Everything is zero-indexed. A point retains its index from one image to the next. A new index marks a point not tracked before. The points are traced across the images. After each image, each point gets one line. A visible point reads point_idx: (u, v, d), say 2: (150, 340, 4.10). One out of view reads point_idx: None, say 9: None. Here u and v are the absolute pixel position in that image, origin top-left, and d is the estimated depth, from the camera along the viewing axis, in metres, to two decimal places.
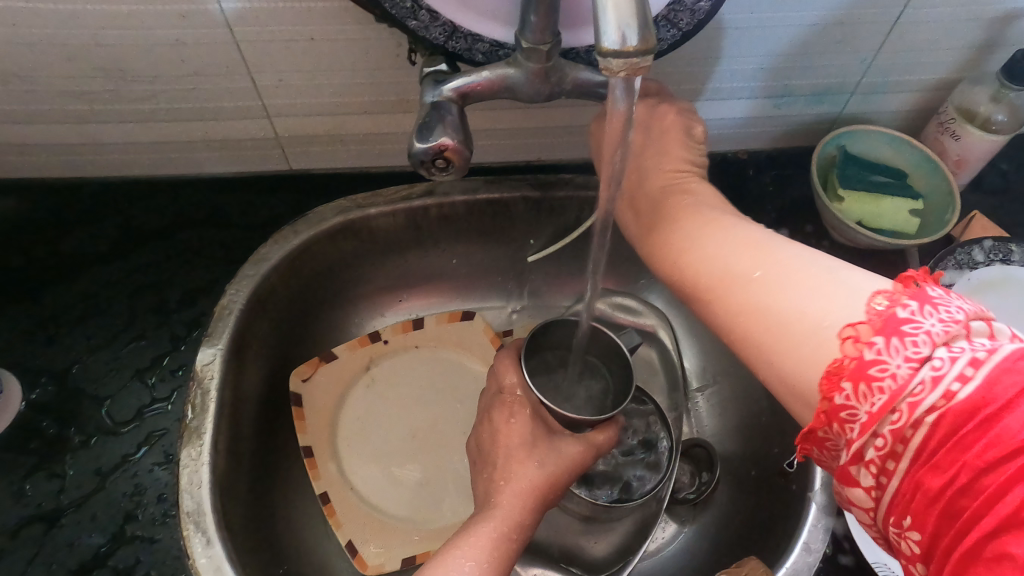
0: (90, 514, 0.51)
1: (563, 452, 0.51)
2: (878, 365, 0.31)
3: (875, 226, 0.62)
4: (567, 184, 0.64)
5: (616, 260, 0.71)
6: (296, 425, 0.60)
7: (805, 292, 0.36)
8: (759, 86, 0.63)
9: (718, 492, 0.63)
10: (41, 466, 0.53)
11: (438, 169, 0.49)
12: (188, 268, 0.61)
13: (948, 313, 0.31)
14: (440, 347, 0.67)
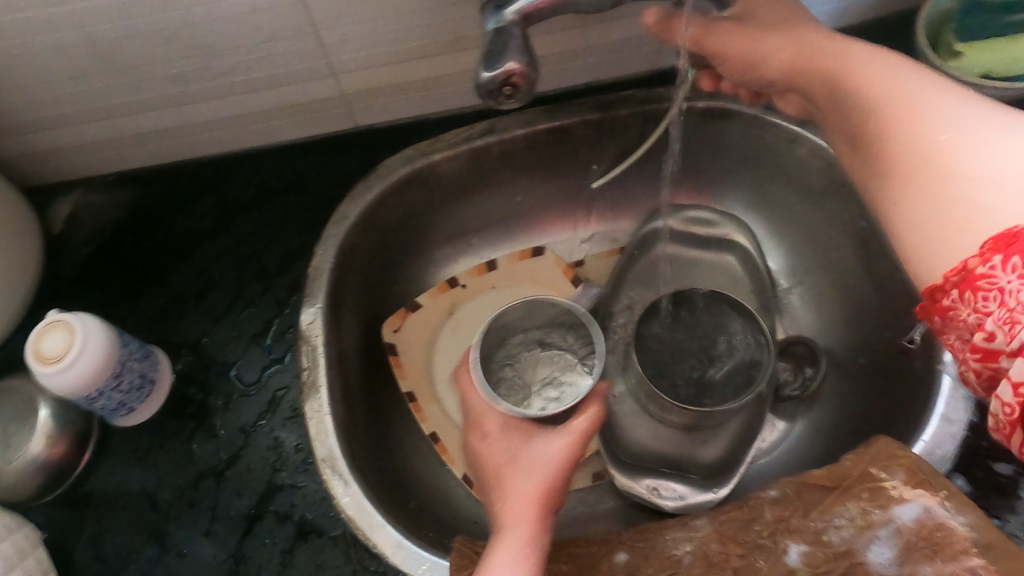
0: (245, 467, 0.57)
1: (545, 453, 0.48)
2: (989, 280, 0.33)
3: (1003, 72, 0.59)
4: (631, 103, 0.64)
5: (688, 171, 0.70)
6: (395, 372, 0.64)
7: (995, 155, 0.35)
8: None
9: (827, 386, 0.63)
10: (197, 429, 0.59)
11: (506, 98, 0.48)
12: (280, 234, 0.64)
13: None
14: (517, 282, 0.71)
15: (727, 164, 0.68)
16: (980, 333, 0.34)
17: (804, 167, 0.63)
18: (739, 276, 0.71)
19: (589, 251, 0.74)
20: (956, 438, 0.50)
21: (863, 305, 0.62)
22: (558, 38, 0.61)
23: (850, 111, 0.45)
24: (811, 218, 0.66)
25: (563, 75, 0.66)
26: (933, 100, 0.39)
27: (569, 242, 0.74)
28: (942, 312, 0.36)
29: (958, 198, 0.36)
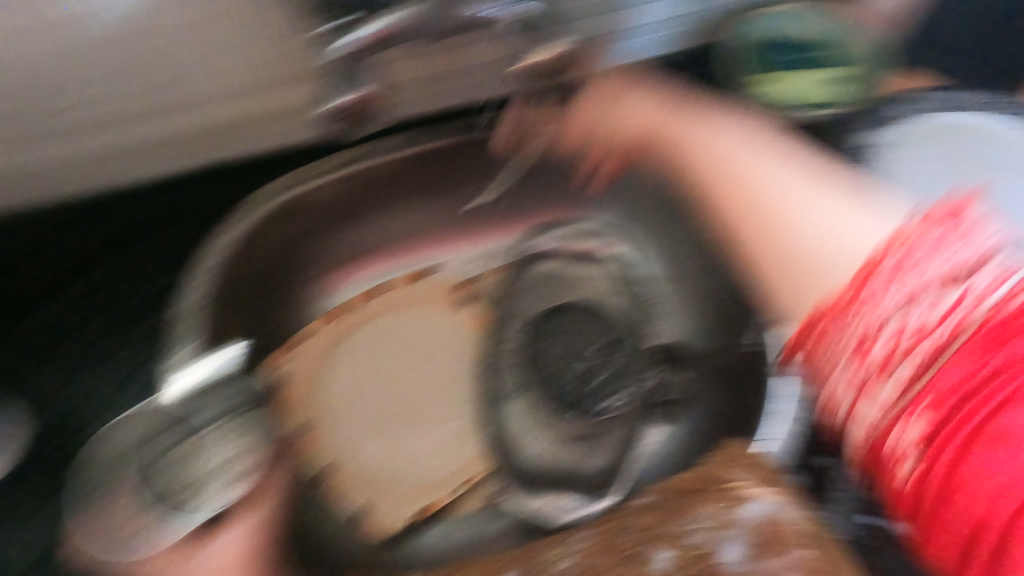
0: (96, 527, 0.47)
1: (215, 561, 0.48)
2: (898, 276, 0.46)
3: (806, 103, 0.59)
4: (518, 124, 0.60)
5: (565, 183, 0.68)
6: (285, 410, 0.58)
7: (816, 216, 0.55)
8: None
9: (696, 388, 0.64)
10: (22, 503, 0.47)
11: (348, 126, 0.54)
12: (126, 263, 0.50)
13: (955, 253, 0.45)
14: (402, 307, 0.67)
15: (604, 174, 0.68)
16: (854, 352, 0.47)
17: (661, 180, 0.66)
18: (618, 284, 0.70)
19: (474, 266, 0.69)
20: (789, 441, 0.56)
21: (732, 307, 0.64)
22: (427, 58, 0.55)
23: (697, 166, 0.63)
24: (675, 230, 0.68)
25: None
26: (715, 142, 0.60)
27: (455, 260, 0.69)
28: (819, 336, 0.51)
29: (800, 243, 0.55)
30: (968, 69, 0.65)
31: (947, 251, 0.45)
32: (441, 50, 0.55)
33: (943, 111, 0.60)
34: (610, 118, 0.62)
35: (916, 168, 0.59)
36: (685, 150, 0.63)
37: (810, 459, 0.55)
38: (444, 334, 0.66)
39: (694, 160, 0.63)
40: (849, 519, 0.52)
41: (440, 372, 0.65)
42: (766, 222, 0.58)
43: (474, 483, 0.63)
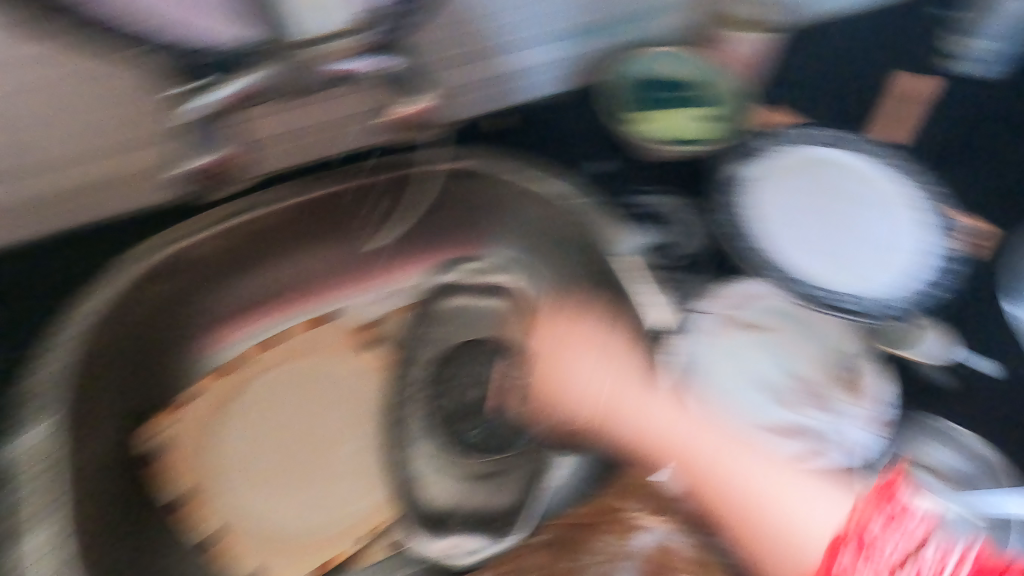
0: None
1: None
2: (864, 552, 0.45)
3: (680, 137, 0.68)
4: (394, 167, 0.63)
5: (456, 224, 0.70)
6: (164, 477, 0.56)
7: (797, 499, 0.52)
8: (547, 38, 0.72)
9: (595, 416, 0.63)
10: None
11: (217, 187, 0.58)
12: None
13: (908, 529, 0.46)
14: (299, 356, 0.65)
15: (489, 210, 0.69)
16: None
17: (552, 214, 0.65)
18: (510, 318, 0.70)
19: (378, 309, 0.69)
20: None
21: (619, 333, 0.63)
22: (275, 120, 0.63)
23: (622, 437, 0.59)
24: (563, 269, 0.69)
25: (311, 147, 0.66)
26: (651, 418, 0.58)
27: (356, 304, 0.69)
28: None
29: (763, 520, 0.51)
30: (817, 96, 0.72)
31: (899, 524, 0.46)
32: (287, 111, 0.63)
33: (818, 147, 0.67)
34: (567, 373, 0.64)
35: (791, 197, 0.66)
36: (610, 425, 0.60)
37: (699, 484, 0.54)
38: (344, 380, 0.65)
39: (597, 411, 0.61)
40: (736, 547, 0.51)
41: (338, 418, 0.64)
42: (696, 370, 0.60)
43: (382, 530, 0.60)
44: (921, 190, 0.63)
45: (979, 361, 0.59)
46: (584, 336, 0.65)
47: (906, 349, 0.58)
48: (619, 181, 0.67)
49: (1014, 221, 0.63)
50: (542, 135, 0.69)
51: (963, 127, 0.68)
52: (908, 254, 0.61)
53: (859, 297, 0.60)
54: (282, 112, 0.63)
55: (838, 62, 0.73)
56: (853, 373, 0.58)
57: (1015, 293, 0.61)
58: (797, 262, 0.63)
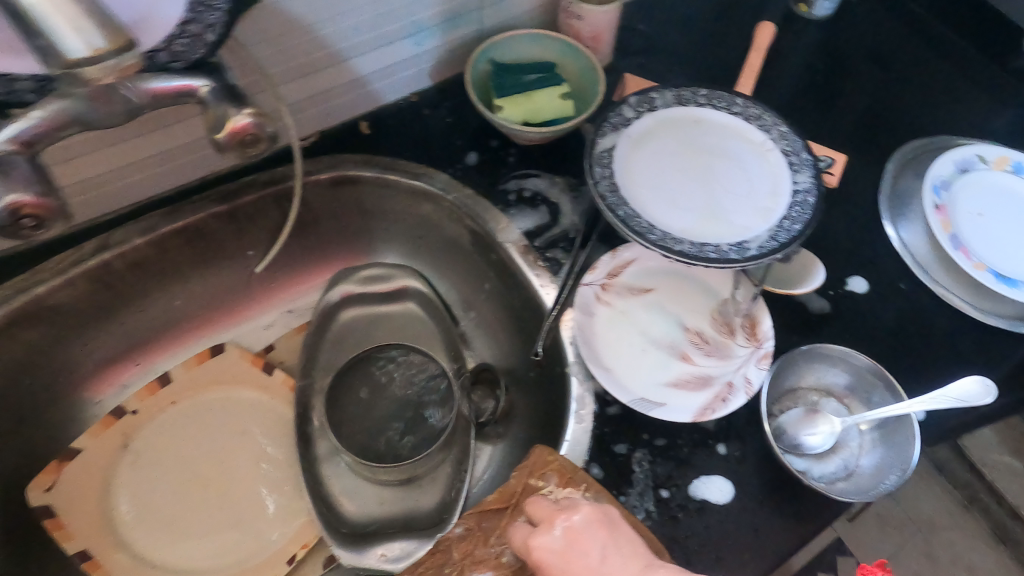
0: None
1: None
2: None
3: (537, 122, 0.63)
4: (263, 185, 0.61)
5: (349, 236, 0.69)
6: (58, 537, 0.57)
7: None
8: (390, 31, 0.59)
9: (515, 401, 0.65)
10: None
11: (32, 232, 0.40)
12: None
13: None
14: (199, 392, 0.65)
15: (372, 215, 0.67)
16: None
17: (433, 215, 0.66)
18: (424, 320, 0.71)
19: (272, 334, 0.69)
20: (589, 432, 0.54)
21: (517, 316, 0.65)
22: (127, 147, 0.55)
23: None
24: (457, 264, 0.69)
25: (181, 170, 0.60)
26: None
27: (249, 331, 0.69)
28: None
29: None
30: (671, 66, 0.75)
31: None
32: (130, 140, 0.54)
33: (675, 106, 0.64)
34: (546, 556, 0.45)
35: (657, 160, 0.62)
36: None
37: (610, 447, 0.54)
38: (251, 410, 0.66)
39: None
40: (652, 499, 0.52)
41: (250, 448, 0.64)
42: (592, 344, 0.57)
43: (313, 545, 0.60)
44: (781, 135, 0.62)
45: (851, 282, 0.64)
46: (589, 527, 0.46)
47: (794, 286, 0.61)
48: (506, 164, 0.65)
49: (842, 160, 0.70)
50: (413, 132, 0.66)
51: (789, 92, 0.77)
52: (781, 198, 0.59)
53: (743, 243, 0.56)
54: (124, 141, 0.54)
55: (678, 30, 0.78)
56: (750, 315, 0.58)
57: (855, 228, 0.68)
58: (682, 223, 0.58)
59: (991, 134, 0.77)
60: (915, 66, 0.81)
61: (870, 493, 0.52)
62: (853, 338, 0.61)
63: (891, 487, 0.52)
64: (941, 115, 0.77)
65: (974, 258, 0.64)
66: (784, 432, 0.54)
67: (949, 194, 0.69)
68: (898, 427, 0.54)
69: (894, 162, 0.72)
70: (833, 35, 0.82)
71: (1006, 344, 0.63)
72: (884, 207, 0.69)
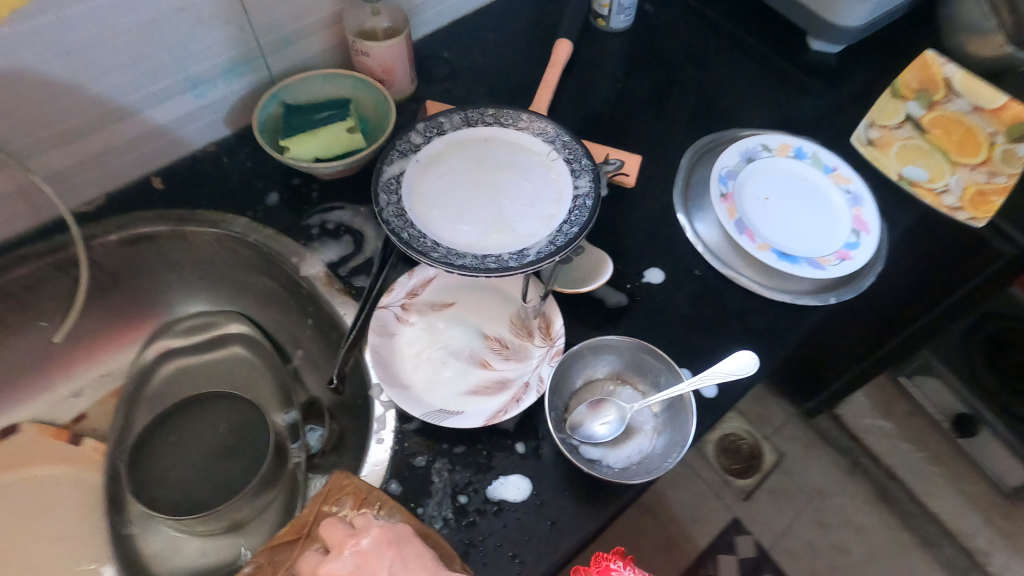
0: None
1: None
2: None
3: (330, 156, 0.65)
4: (42, 256, 0.61)
5: (156, 287, 0.69)
6: None
7: None
8: (160, 87, 0.60)
9: (338, 428, 0.65)
10: None
11: None
12: None
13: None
14: (7, 471, 0.68)
15: (178, 266, 0.68)
16: None
17: (241, 255, 0.66)
18: (253, 364, 0.72)
19: (84, 403, 0.70)
20: (389, 451, 0.56)
21: (330, 346, 0.66)
22: None
23: None
24: (278, 301, 0.69)
25: None
26: None
27: (57, 402, 0.69)
28: None
29: None
30: (481, 83, 0.76)
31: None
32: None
33: (464, 128, 0.65)
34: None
35: (447, 180, 0.63)
36: None
37: (409, 461, 0.55)
38: (66, 481, 0.68)
39: None
40: (450, 506, 0.53)
41: (57, 527, 0.66)
42: (392, 364, 0.58)
43: None
44: (565, 144, 0.63)
45: (648, 273, 0.63)
46: (378, 549, 0.46)
47: (584, 284, 0.61)
48: (309, 200, 0.67)
49: (646, 154, 0.70)
50: (209, 179, 0.67)
51: (611, 81, 0.75)
52: (563, 204, 0.61)
53: (524, 250, 0.58)
54: None
55: (489, 44, 0.79)
56: (542, 316, 0.60)
57: (658, 217, 0.65)
58: (467, 238, 0.60)
59: (810, 111, 0.75)
60: (744, 48, 0.80)
61: (654, 472, 0.51)
62: (651, 328, 0.60)
63: (672, 465, 0.51)
64: (768, 91, 0.76)
65: (759, 241, 0.63)
66: (574, 428, 0.54)
67: (736, 183, 0.66)
68: (680, 406, 0.54)
69: (698, 151, 0.69)
70: (657, 20, 0.81)
71: (792, 321, 0.61)
72: (678, 198, 0.67)
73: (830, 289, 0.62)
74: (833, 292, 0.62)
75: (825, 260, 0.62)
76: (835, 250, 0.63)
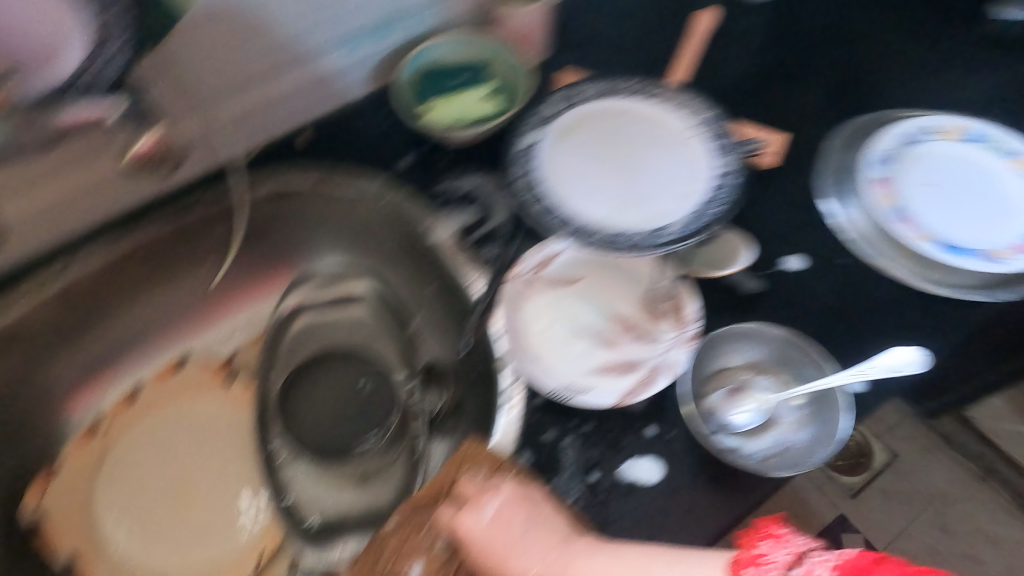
0: None
1: None
2: None
3: (470, 119, 0.65)
4: (206, 204, 0.64)
5: (294, 243, 0.72)
6: (50, 541, 0.62)
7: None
8: (319, 45, 0.62)
9: (456, 398, 0.66)
10: None
11: None
12: None
13: (789, 544, 0.35)
14: (162, 405, 0.69)
15: (314, 224, 0.70)
16: None
17: (373, 218, 0.68)
18: (375, 326, 0.74)
19: (233, 343, 0.72)
20: (519, 420, 0.55)
21: (453, 314, 0.66)
22: (80, 170, 0.56)
23: None
24: (406, 266, 0.70)
25: (134, 192, 0.61)
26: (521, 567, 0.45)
27: (213, 341, 0.72)
28: None
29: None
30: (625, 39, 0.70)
31: (780, 540, 0.36)
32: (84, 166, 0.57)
33: (601, 100, 0.63)
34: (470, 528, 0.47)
35: (582, 151, 0.60)
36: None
37: (538, 435, 0.56)
38: (213, 420, 0.70)
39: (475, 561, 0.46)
40: (581, 484, 0.53)
41: (210, 462, 0.68)
42: (518, 337, 0.59)
43: (277, 548, 0.65)
44: (711, 117, 0.60)
45: (787, 261, 0.59)
46: (512, 505, 0.47)
47: (723, 267, 0.58)
48: (439, 165, 0.67)
49: (801, 129, 0.65)
50: (348, 139, 0.68)
51: (760, 48, 0.70)
52: (702, 183, 0.57)
53: (660, 229, 0.55)
54: (74, 169, 0.56)
55: None
56: (677, 296, 0.57)
57: (802, 198, 0.61)
58: (597, 213, 0.57)
59: (982, 90, 0.68)
60: (910, 14, 0.73)
61: (801, 466, 0.50)
62: (795, 318, 0.56)
63: (820, 461, 0.50)
64: (937, 62, 0.69)
65: (920, 229, 0.59)
66: (711, 413, 0.53)
67: (895, 167, 0.62)
68: (828, 399, 0.52)
69: (856, 134, 0.64)
70: None
71: (956, 317, 0.56)
72: (826, 178, 0.62)
73: (1006, 284, 0.56)
74: (1008, 288, 0.56)
75: (998, 252, 0.58)
76: (1011, 242, 0.58)
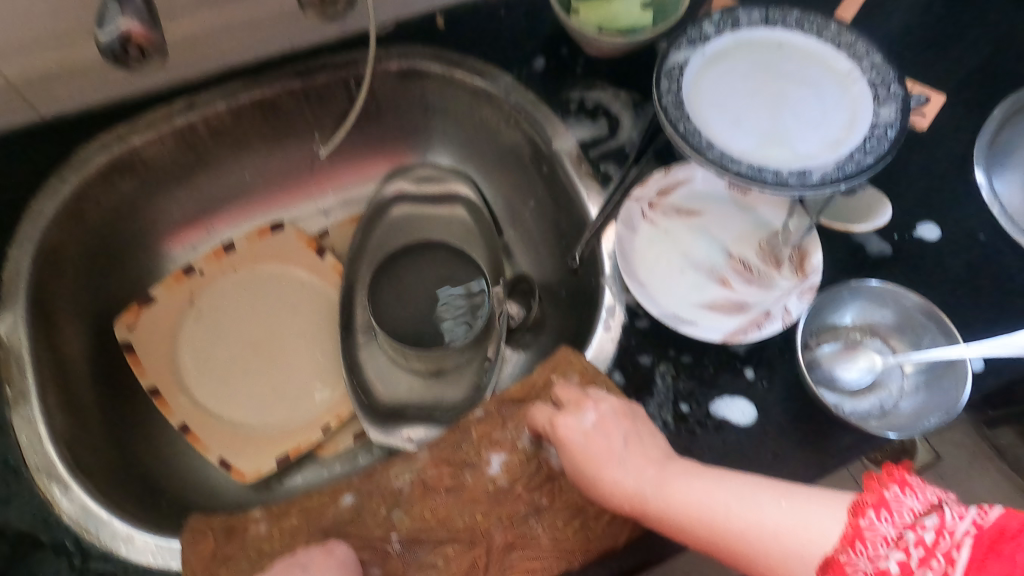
0: None
1: None
2: (870, 529, 0.34)
3: (614, 29, 0.62)
4: (331, 68, 0.64)
5: (401, 131, 0.72)
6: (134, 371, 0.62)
7: (779, 506, 0.36)
8: None
9: (545, 314, 0.67)
10: None
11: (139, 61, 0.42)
12: None
13: (925, 493, 0.34)
14: (256, 262, 0.70)
15: (429, 109, 0.70)
16: None
17: (490, 117, 0.67)
18: (471, 229, 0.73)
19: (330, 220, 0.75)
20: (616, 341, 0.55)
21: (559, 228, 0.66)
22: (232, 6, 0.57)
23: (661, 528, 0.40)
24: (515, 176, 0.70)
25: (265, 40, 0.62)
26: (613, 477, 0.42)
27: (306, 213, 0.74)
28: None
29: (750, 522, 0.36)
30: None
31: (916, 488, 0.35)
32: None
33: (759, 30, 0.59)
34: (568, 431, 0.45)
35: (730, 81, 0.57)
36: (596, 494, 0.44)
37: (634, 357, 0.54)
38: (302, 288, 0.71)
39: (569, 464, 0.45)
40: (670, 412, 0.52)
41: (296, 326, 0.70)
42: (630, 258, 0.56)
43: (346, 419, 0.66)
44: (873, 65, 0.56)
45: (921, 229, 0.58)
46: (614, 416, 0.45)
47: (851, 226, 0.57)
48: (573, 74, 0.65)
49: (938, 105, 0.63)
50: (482, 29, 0.67)
51: (910, 13, 0.68)
52: (854, 132, 0.53)
53: (805, 170, 0.52)
54: None
55: None
56: (802, 247, 0.56)
57: (938, 172, 0.60)
58: (741, 144, 0.54)
59: None
60: None
61: (904, 431, 0.49)
62: (916, 287, 0.55)
63: (931, 428, 0.48)
64: None
65: None
66: (819, 364, 0.52)
67: None
68: (948, 372, 0.50)
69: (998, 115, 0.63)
70: None
71: None
72: (986, 135, 0.62)
73: None
74: None
75: None
76: None
